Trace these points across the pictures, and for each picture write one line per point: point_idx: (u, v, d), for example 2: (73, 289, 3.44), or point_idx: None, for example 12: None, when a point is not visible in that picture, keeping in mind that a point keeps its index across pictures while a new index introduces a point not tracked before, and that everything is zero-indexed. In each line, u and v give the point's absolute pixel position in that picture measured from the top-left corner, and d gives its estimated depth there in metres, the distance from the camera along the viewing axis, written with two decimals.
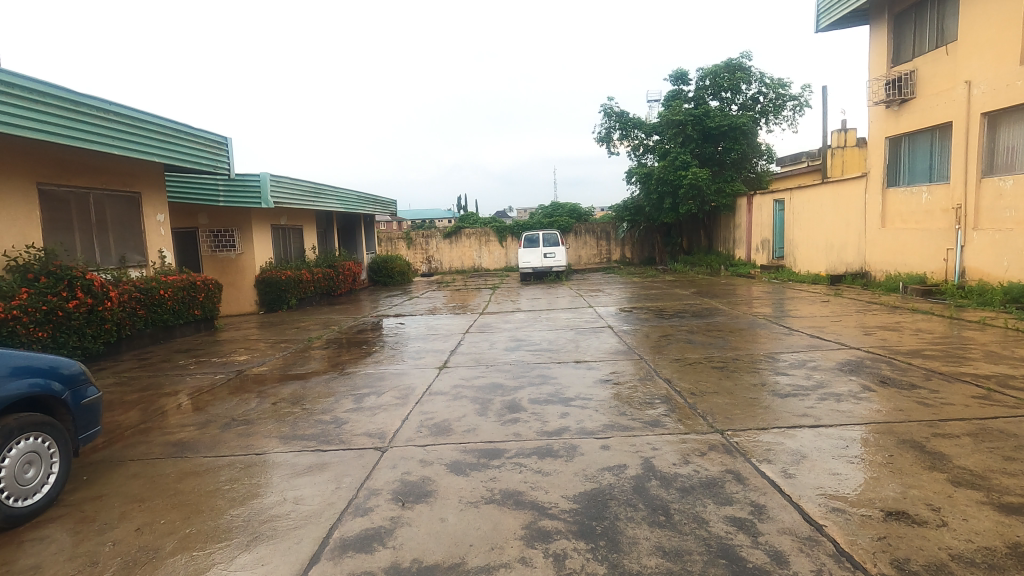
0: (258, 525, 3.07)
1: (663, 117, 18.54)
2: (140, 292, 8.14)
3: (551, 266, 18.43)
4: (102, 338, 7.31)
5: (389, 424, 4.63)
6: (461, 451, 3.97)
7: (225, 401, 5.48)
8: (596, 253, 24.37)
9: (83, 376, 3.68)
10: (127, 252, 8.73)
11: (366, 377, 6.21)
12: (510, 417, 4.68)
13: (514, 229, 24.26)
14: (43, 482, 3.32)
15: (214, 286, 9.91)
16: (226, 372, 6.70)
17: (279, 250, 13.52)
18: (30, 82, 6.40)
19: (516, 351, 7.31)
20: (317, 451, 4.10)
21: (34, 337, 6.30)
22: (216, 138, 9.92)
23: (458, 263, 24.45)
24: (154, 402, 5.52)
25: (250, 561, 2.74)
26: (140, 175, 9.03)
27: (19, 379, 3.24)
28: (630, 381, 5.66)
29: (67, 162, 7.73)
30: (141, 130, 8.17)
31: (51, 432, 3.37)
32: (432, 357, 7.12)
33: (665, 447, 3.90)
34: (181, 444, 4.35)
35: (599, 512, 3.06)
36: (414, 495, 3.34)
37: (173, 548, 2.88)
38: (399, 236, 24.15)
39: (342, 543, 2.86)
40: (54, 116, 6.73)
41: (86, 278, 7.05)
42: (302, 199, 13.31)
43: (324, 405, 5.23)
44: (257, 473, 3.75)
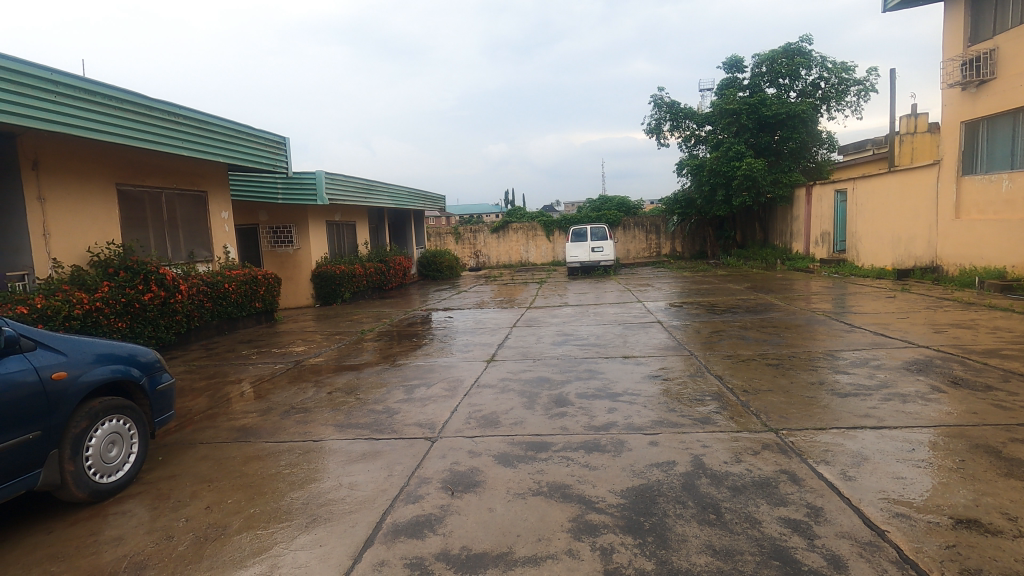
0: (315, 508, 3.22)
1: (716, 106, 17.99)
2: (206, 286, 8.61)
3: (599, 261, 18.21)
4: (173, 328, 7.82)
5: (438, 415, 4.74)
6: (508, 444, 4.02)
7: (285, 390, 5.76)
8: (645, 247, 24.00)
9: (158, 364, 3.95)
10: (195, 248, 9.26)
11: (416, 369, 6.37)
12: (557, 411, 4.70)
13: (561, 223, 24.15)
14: (125, 460, 3.59)
15: (274, 280, 10.38)
16: (286, 362, 7.02)
17: (333, 245, 14.00)
18: (112, 92, 6.93)
19: (563, 346, 7.30)
20: (370, 440, 4.25)
21: (115, 327, 6.79)
22: (276, 138, 10.36)
23: (506, 258, 24.59)
24: (220, 389, 5.86)
25: (309, 541, 2.88)
26: (207, 175, 9.53)
27: (103, 365, 3.49)
28: (680, 377, 5.56)
29: (143, 164, 8.27)
30: (207, 132, 8.60)
31: (131, 414, 3.64)
32: (480, 350, 7.22)
33: (716, 445, 3.82)
34: (245, 429, 4.60)
35: (647, 508, 3.04)
36: (463, 485, 3.41)
37: (240, 526, 3.07)
38: (447, 231, 24.52)
39: (394, 529, 2.96)
40: (132, 122, 7.25)
41: (159, 272, 7.53)
42: (355, 196, 13.72)
43: (377, 395, 5.41)
44: (314, 458, 3.92)
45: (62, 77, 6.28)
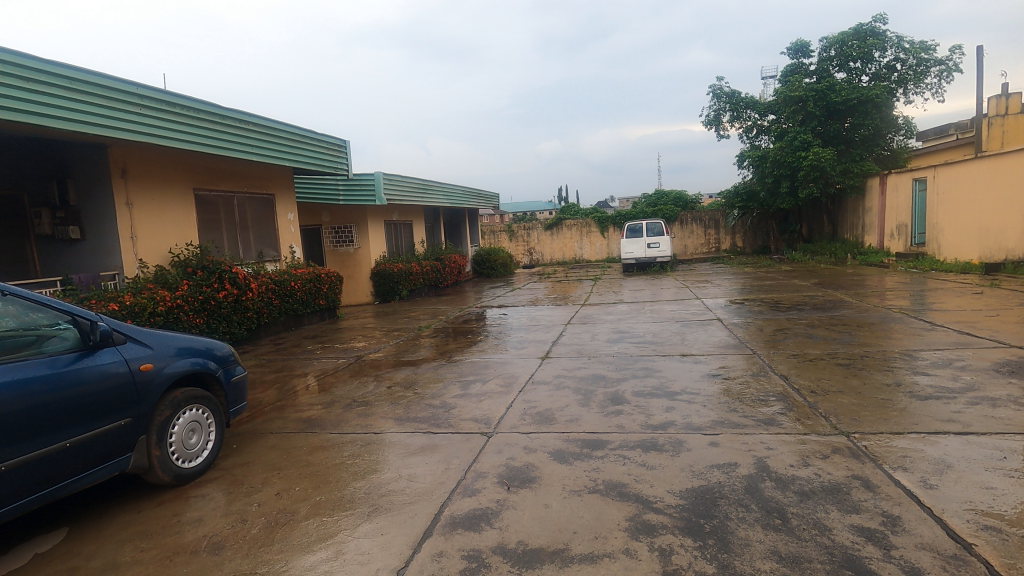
0: (376, 498, 3.33)
1: (780, 94, 17.19)
2: (274, 284, 9.06)
3: (655, 257, 17.85)
4: (245, 324, 8.27)
5: (494, 410, 4.79)
6: (564, 440, 4.02)
7: (347, 383, 5.99)
8: (704, 242, 23.33)
9: (232, 357, 4.20)
10: (264, 248, 9.76)
11: (472, 365, 6.45)
12: (613, 409, 4.64)
13: (616, 219, 23.84)
14: (204, 447, 3.84)
15: (336, 279, 10.79)
16: (348, 357, 7.29)
17: (391, 244, 14.40)
18: (190, 103, 7.42)
19: (618, 343, 7.20)
20: (428, 433, 4.35)
21: (194, 322, 7.25)
22: (337, 142, 10.74)
23: (560, 255, 24.49)
24: (287, 382, 6.16)
25: (371, 530, 2.98)
26: (274, 178, 10.00)
27: (184, 358, 3.74)
28: (742, 376, 5.37)
29: (217, 170, 8.79)
30: (274, 138, 9.04)
31: (209, 404, 3.89)
32: (534, 347, 7.24)
33: (781, 447, 3.67)
34: (310, 420, 4.82)
35: (708, 510, 2.96)
36: (519, 480, 3.43)
37: (306, 512, 3.22)
38: (501, 229, 24.69)
39: (452, 520, 3.02)
40: (209, 131, 7.73)
41: (232, 272, 7.98)
42: (411, 196, 14.05)
43: (434, 390, 5.52)
44: (375, 450, 4.06)
45: (147, 91, 6.79)
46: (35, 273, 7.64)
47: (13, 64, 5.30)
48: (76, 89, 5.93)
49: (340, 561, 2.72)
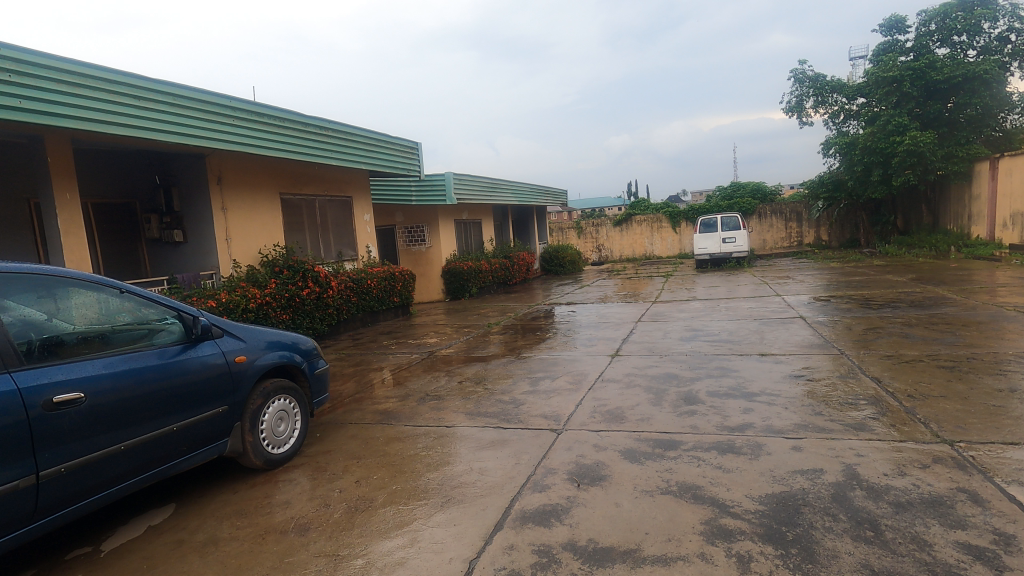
0: (449, 489, 3.43)
1: (871, 75, 15.97)
2: (353, 282, 9.49)
3: (731, 252, 17.11)
4: (326, 320, 8.73)
5: (563, 407, 4.78)
6: (635, 439, 3.95)
7: (420, 378, 6.19)
8: (785, 236, 22.10)
9: (315, 351, 4.45)
10: (342, 248, 10.25)
11: (541, 362, 6.48)
12: (686, 409, 4.50)
13: (689, 213, 23.09)
14: (292, 434, 4.11)
15: (409, 276, 11.15)
16: (420, 353, 7.53)
17: (461, 243, 14.72)
18: (276, 113, 7.90)
19: (692, 342, 6.97)
20: (498, 428, 4.42)
21: (281, 318, 7.74)
22: (410, 144, 11.09)
23: (630, 251, 24.02)
24: (365, 376, 6.46)
25: (444, 520, 3.07)
26: (352, 181, 10.47)
27: (273, 351, 4.01)
28: (828, 378, 5.03)
29: (301, 175, 9.32)
30: (352, 143, 9.47)
31: (295, 395, 4.15)
32: (604, 345, 7.16)
33: (873, 455, 3.42)
34: (386, 412, 5.02)
35: (790, 517, 2.81)
36: (589, 478, 3.41)
37: (383, 500, 3.36)
38: (569, 226, 24.58)
39: (522, 515, 3.05)
40: (293, 138, 8.21)
41: (314, 271, 8.44)
42: (480, 195, 14.27)
43: (503, 386, 5.59)
44: (447, 443, 4.17)
45: (239, 103, 7.31)
46: (145, 273, 8.42)
47: (124, 84, 5.90)
48: (178, 105, 6.49)
49: (415, 549, 2.82)
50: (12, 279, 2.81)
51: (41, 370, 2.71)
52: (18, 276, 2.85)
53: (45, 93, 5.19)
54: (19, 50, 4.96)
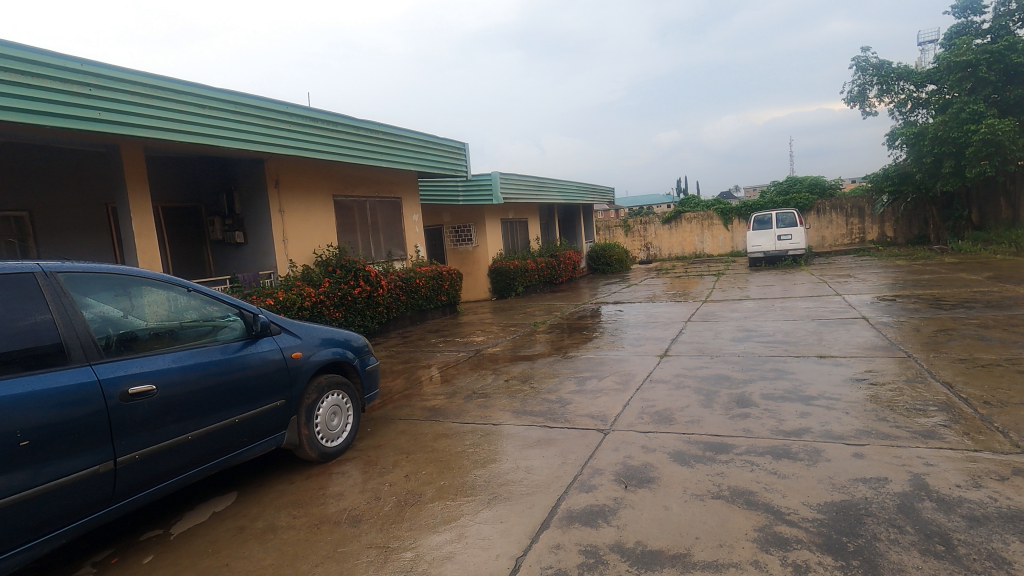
0: (496, 486, 3.45)
1: (942, 60, 14.99)
2: (402, 281, 9.70)
3: (787, 249, 16.45)
4: (377, 318, 8.98)
5: (611, 408, 4.73)
6: (685, 442, 3.86)
7: (467, 376, 6.26)
8: (846, 233, 21.08)
9: (366, 348, 4.57)
10: (392, 248, 10.50)
11: (587, 361, 6.43)
12: (739, 411, 4.36)
13: (741, 210, 22.34)
14: (344, 429, 4.24)
15: (456, 276, 11.30)
16: (467, 351, 7.62)
17: (507, 242, 14.79)
18: (329, 118, 8.17)
19: (745, 342, 6.76)
20: (545, 427, 4.42)
21: (334, 316, 8.02)
22: (456, 145, 11.22)
23: (679, 249, 23.49)
24: (413, 373, 6.59)
25: (491, 517, 3.10)
26: (401, 183, 10.70)
27: (327, 348, 4.15)
28: (893, 382, 4.75)
29: (352, 177, 9.59)
30: (401, 146, 9.68)
31: (348, 390, 4.29)
32: (652, 345, 7.03)
33: (944, 464, 3.21)
34: (434, 409, 5.11)
35: (852, 527, 2.68)
36: (637, 480, 3.36)
37: (432, 495, 3.42)
38: (616, 224, 24.28)
39: (569, 514, 3.04)
40: (344, 142, 8.45)
41: (365, 270, 8.68)
42: (526, 194, 14.30)
43: (550, 385, 5.59)
44: (494, 441, 4.21)
45: (295, 109, 7.60)
46: (209, 271, 8.86)
47: (192, 94, 6.28)
48: (240, 112, 6.84)
49: (462, 544, 2.86)
50: (92, 279, 3.03)
51: (118, 363, 2.90)
52: (97, 276, 3.07)
53: (122, 105, 5.59)
54: (98, 65, 5.39)
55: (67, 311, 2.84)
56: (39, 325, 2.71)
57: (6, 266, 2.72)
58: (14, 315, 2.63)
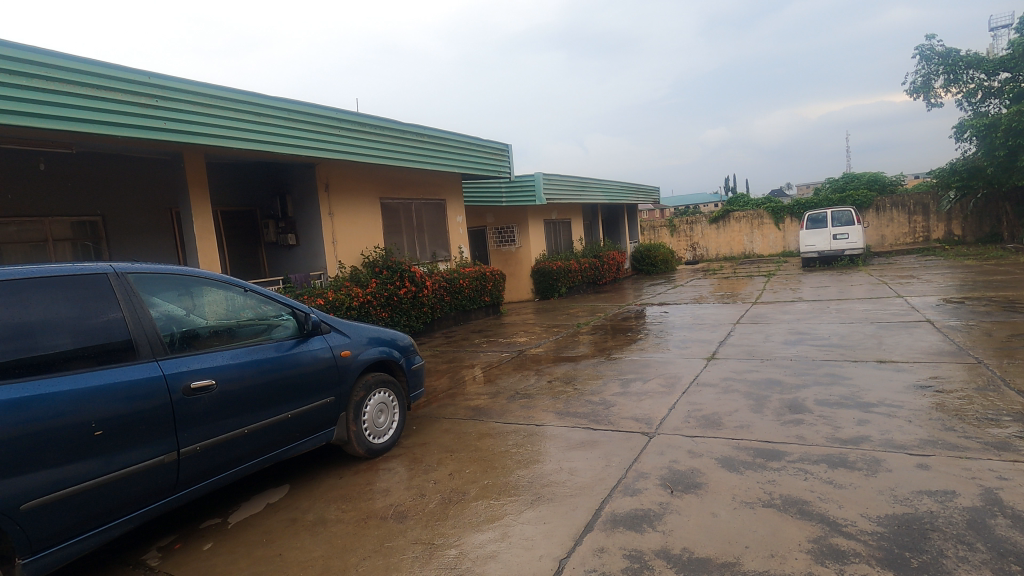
0: (539, 487, 3.45)
1: (1017, 47, 14.03)
2: (446, 282, 9.84)
3: (843, 249, 15.74)
4: (421, 318, 9.14)
5: (656, 411, 4.65)
6: (733, 447, 3.76)
7: (510, 376, 6.29)
8: (908, 231, 20.00)
9: (412, 347, 4.66)
10: (436, 249, 10.67)
11: (632, 364, 6.34)
12: (791, 417, 4.20)
13: (794, 208, 21.47)
14: (391, 426, 4.34)
15: (499, 276, 11.37)
16: (510, 351, 7.65)
17: (550, 243, 14.77)
18: (377, 122, 8.36)
19: (797, 346, 6.51)
20: (588, 429, 4.38)
21: (380, 316, 8.22)
22: (500, 147, 11.28)
23: (727, 249, 22.86)
24: (457, 372, 6.66)
25: (534, 517, 3.10)
26: (445, 185, 10.84)
27: (374, 347, 4.25)
28: (962, 390, 4.47)
29: (398, 179, 9.79)
30: (446, 148, 9.81)
31: (394, 388, 4.38)
32: (699, 347, 6.87)
33: (1020, 479, 3.00)
34: (478, 409, 5.16)
35: (916, 542, 2.54)
36: (683, 485, 3.29)
37: (475, 494, 3.45)
38: (662, 224, 23.87)
39: (613, 518, 3.00)
40: (391, 146, 8.63)
41: (410, 271, 8.84)
42: (569, 194, 14.24)
43: (593, 387, 5.54)
44: (537, 441, 4.21)
45: (344, 115, 7.82)
46: (264, 273, 9.23)
47: (249, 102, 6.56)
48: (293, 119, 7.10)
49: (506, 543, 2.87)
50: (158, 279, 3.21)
51: (181, 360, 3.07)
52: (162, 276, 3.24)
53: (185, 115, 5.90)
54: (164, 78, 5.72)
55: (136, 310, 3.02)
56: (112, 322, 2.89)
57: (83, 266, 2.92)
58: (89, 313, 2.81)
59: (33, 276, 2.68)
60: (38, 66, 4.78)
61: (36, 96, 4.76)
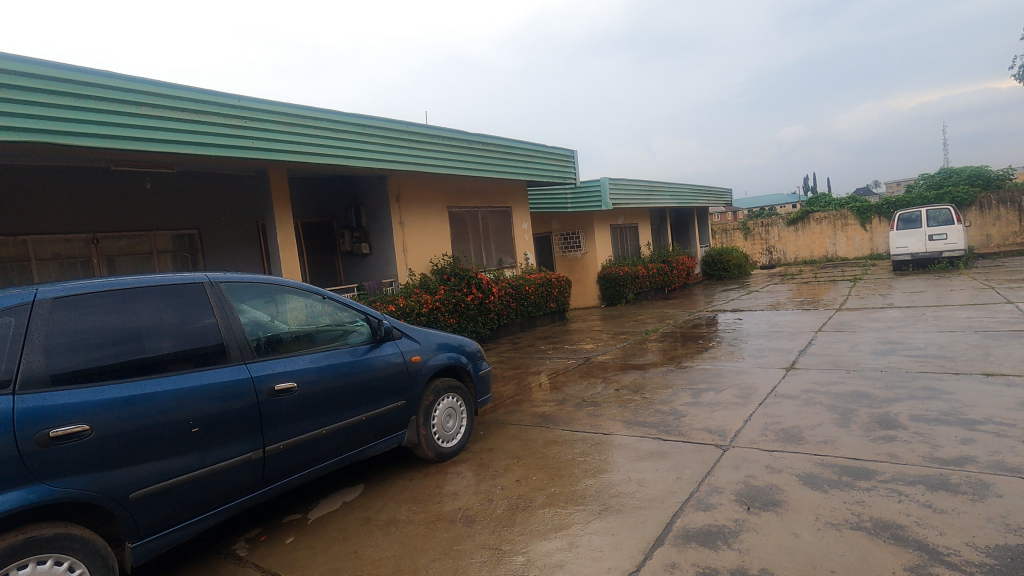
0: (607, 497, 3.40)
1: None
2: (512, 288, 9.94)
3: (940, 251, 14.47)
4: (488, 324, 9.26)
5: (730, 423, 4.45)
6: (816, 464, 3.54)
7: (576, 384, 6.23)
8: (1019, 229, 18.09)
9: (479, 353, 4.72)
10: (502, 256, 10.80)
11: (704, 372, 6.12)
12: (882, 433, 3.90)
13: (882, 207, 19.96)
14: (459, 430, 4.42)
15: (565, 283, 11.33)
16: (577, 358, 7.59)
17: (617, 249, 14.55)
18: (444, 133, 8.58)
19: (888, 356, 6.04)
20: (658, 439, 4.27)
21: (448, 322, 8.41)
22: (565, 152, 11.26)
23: (807, 252, 21.63)
24: (523, 379, 6.69)
25: (602, 528, 3.05)
26: (511, 192, 10.95)
27: (442, 352, 4.35)
28: None
29: (465, 188, 10.01)
30: (512, 156, 9.92)
31: (461, 394, 4.46)
32: (776, 356, 6.53)
33: None
34: (544, 416, 5.15)
35: None
36: (761, 502, 3.13)
37: (542, 502, 3.45)
38: (735, 226, 22.99)
39: (685, 533, 2.90)
40: (459, 156, 8.83)
41: (477, 278, 8.98)
42: (636, 199, 14.00)
43: (663, 396, 5.39)
44: (605, 450, 4.14)
45: (414, 127, 8.08)
46: (340, 281, 9.68)
47: (327, 119, 6.93)
48: (367, 133, 7.42)
49: (574, 553, 2.85)
50: (245, 288, 3.45)
51: (267, 363, 3.27)
52: (249, 285, 3.48)
53: (270, 134, 6.33)
54: (252, 100, 6.16)
55: (227, 316, 3.25)
56: (207, 328, 3.13)
57: (181, 277, 3.18)
58: (187, 319, 3.06)
59: (141, 286, 2.96)
60: (147, 95, 5.32)
61: (144, 123, 5.29)
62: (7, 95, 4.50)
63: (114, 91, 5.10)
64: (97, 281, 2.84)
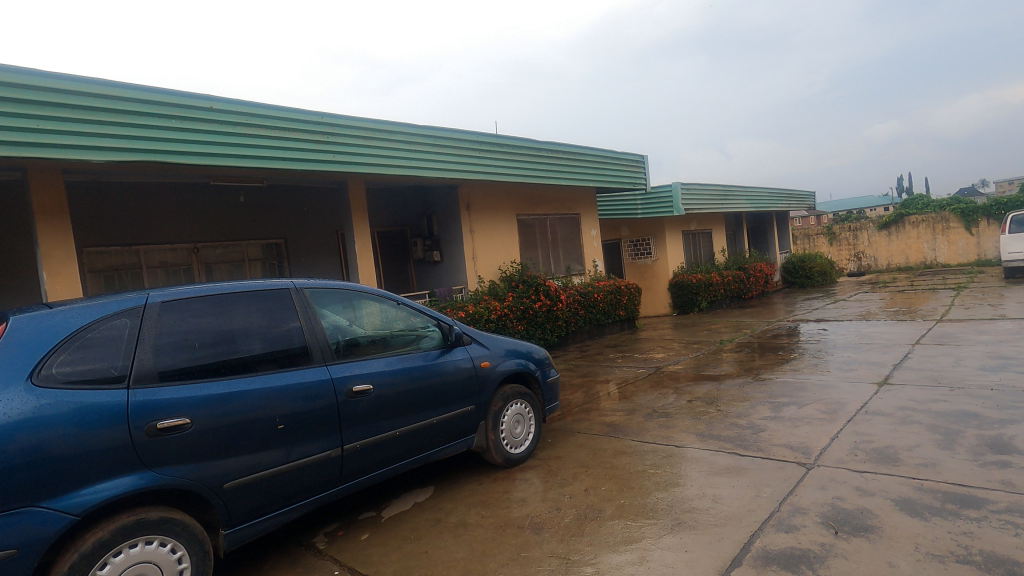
0: (680, 512, 3.28)
1: None
2: (580, 296, 9.87)
3: None
4: (556, 331, 9.24)
5: (814, 440, 4.17)
6: (914, 488, 3.25)
7: (647, 394, 6.07)
8: None
9: (547, 360, 4.72)
10: (570, 264, 10.76)
11: (785, 385, 5.78)
12: (994, 459, 3.52)
13: (992, 208, 18.13)
14: (527, 437, 4.44)
15: (635, 290, 11.10)
16: (647, 368, 7.40)
17: (690, 255, 14.09)
18: (513, 142, 8.67)
19: (1001, 372, 5.45)
20: (735, 454, 4.08)
21: (516, 328, 8.46)
22: (635, 158, 11.07)
23: (901, 258, 20.01)
24: (592, 387, 6.59)
25: (675, 544, 2.95)
26: (579, 198, 10.90)
27: (510, 358, 4.38)
28: None
29: (534, 196, 10.07)
30: (581, 162, 9.87)
31: (529, 400, 4.47)
32: (867, 370, 6.06)
33: None
34: (613, 425, 5.06)
35: None
36: (851, 526, 2.91)
37: (612, 513, 3.38)
38: (819, 231, 21.66)
39: (765, 554, 2.75)
40: (527, 164, 8.89)
41: (545, 285, 9.00)
42: (711, 203, 13.52)
43: (740, 409, 5.14)
44: (677, 463, 4.00)
45: (483, 137, 8.22)
46: (413, 287, 10.01)
47: (401, 132, 7.19)
48: (439, 144, 7.64)
49: (645, 568, 2.77)
50: (326, 293, 3.64)
51: (345, 365, 3.43)
52: (330, 291, 3.67)
53: (349, 147, 6.66)
54: (334, 116, 6.51)
55: (310, 319, 3.44)
56: (292, 331, 3.33)
57: (270, 283, 3.41)
58: (275, 322, 3.27)
59: (235, 291, 3.20)
60: (240, 115, 5.77)
61: (238, 141, 5.74)
62: (126, 120, 5.05)
63: (212, 112, 5.57)
64: (198, 287, 3.10)
